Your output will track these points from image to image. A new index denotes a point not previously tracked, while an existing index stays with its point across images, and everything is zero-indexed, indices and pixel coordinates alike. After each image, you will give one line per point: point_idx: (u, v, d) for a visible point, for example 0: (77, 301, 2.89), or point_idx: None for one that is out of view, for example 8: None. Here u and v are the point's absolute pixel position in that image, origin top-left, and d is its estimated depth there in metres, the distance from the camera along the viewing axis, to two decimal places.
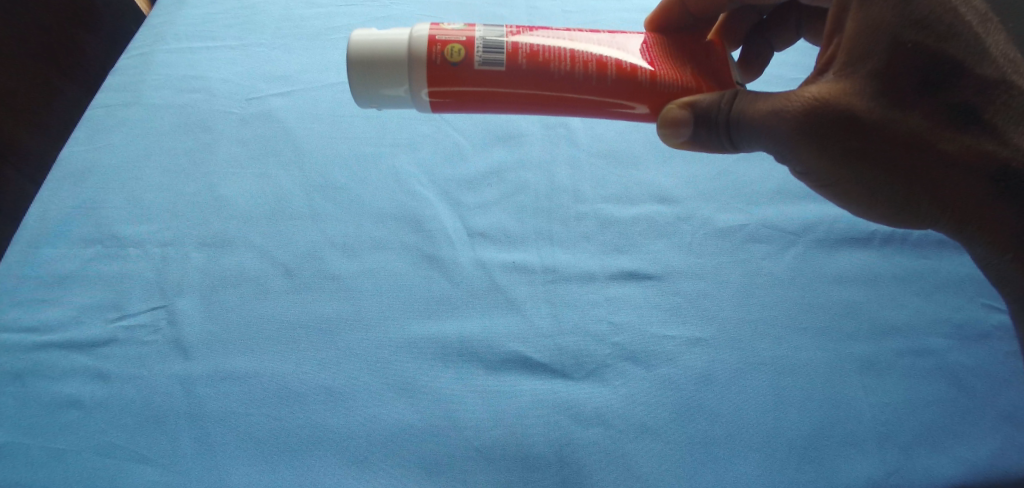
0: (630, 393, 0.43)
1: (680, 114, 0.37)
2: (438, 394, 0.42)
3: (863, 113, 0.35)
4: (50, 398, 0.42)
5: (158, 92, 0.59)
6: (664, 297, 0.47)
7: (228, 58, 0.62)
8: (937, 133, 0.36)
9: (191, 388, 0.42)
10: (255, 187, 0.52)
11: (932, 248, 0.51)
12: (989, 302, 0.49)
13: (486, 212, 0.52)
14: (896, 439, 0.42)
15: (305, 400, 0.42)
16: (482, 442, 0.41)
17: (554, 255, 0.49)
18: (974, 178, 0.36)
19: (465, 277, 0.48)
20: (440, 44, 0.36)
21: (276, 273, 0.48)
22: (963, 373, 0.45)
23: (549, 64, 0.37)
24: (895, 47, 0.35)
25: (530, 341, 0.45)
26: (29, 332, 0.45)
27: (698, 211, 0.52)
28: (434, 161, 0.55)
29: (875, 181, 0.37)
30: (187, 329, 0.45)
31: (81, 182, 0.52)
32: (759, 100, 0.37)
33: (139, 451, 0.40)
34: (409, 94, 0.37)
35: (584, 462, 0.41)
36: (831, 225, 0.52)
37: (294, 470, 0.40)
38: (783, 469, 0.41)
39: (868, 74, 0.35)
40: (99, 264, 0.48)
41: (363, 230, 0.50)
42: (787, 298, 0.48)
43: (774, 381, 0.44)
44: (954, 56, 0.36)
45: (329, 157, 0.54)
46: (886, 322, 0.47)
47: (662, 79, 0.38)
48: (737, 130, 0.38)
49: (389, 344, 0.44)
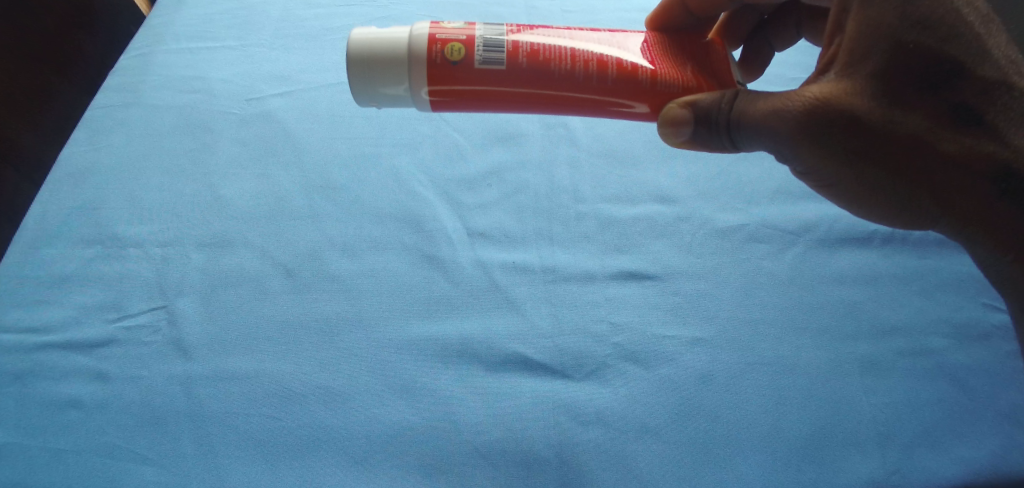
0: (631, 394, 0.43)
1: (680, 113, 0.37)
2: (438, 395, 0.43)
3: (863, 114, 0.35)
4: (51, 399, 0.42)
5: (157, 92, 0.58)
6: (664, 297, 0.47)
7: (227, 57, 0.62)
8: (938, 134, 0.36)
9: (192, 389, 0.42)
10: (254, 187, 0.52)
11: (932, 247, 0.51)
12: (989, 301, 0.49)
13: (486, 212, 0.52)
14: (896, 439, 0.42)
15: (307, 402, 0.42)
16: (482, 443, 0.41)
17: (554, 255, 0.49)
18: (975, 178, 0.36)
19: (465, 279, 0.48)
20: (440, 43, 0.36)
21: (276, 274, 0.48)
22: (963, 373, 0.45)
23: (550, 63, 0.36)
24: (897, 47, 0.35)
25: (531, 342, 0.45)
26: (29, 333, 0.45)
27: (698, 211, 0.52)
28: (434, 161, 0.55)
29: (876, 181, 0.37)
30: (188, 330, 0.45)
31: (80, 182, 0.52)
32: (759, 100, 0.37)
33: (140, 452, 0.40)
34: (409, 92, 0.37)
35: (585, 463, 0.41)
36: (831, 225, 0.52)
37: (296, 471, 0.40)
38: (783, 469, 0.41)
39: (869, 74, 0.35)
40: (98, 265, 0.48)
41: (362, 230, 0.50)
42: (786, 298, 0.48)
43: (774, 381, 0.44)
44: (955, 57, 0.35)
45: (328, 157, 0.54)
46: (886, 322, 0.47)
47: (663, 78, 0.37)
48: (737, 130, 0.37)
49: (389, 346, 0.45)
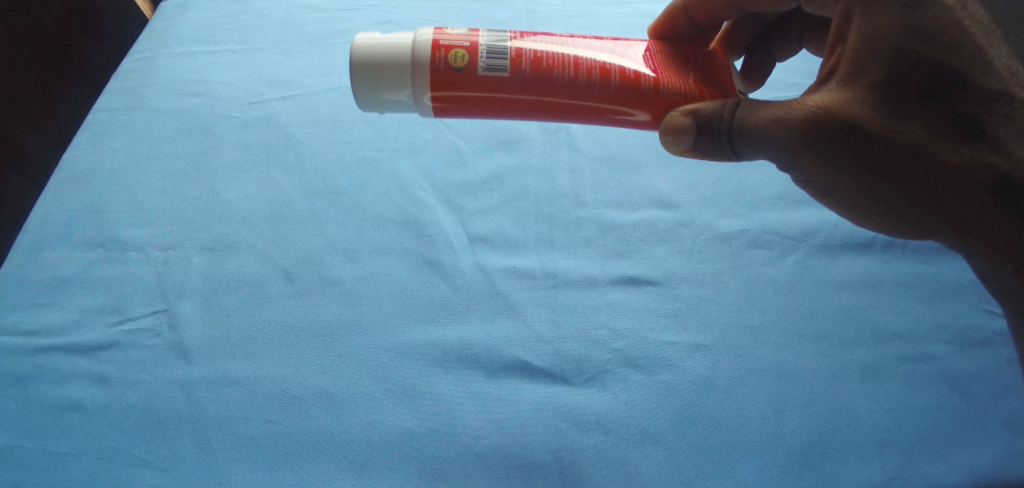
0: (630, 399, 0.43)
1: (682, 121, 0.37)
2: (438, 400, 0.43)
3: (865, 123, 0.35)
4: (52, 402, 0.42)
5: (160, 95, 0.58)
6: (663, 302, 0.48)
7: (230, 61, 0.62)
8: (940, 144, 0.36)
9: (193, 393, 0.42)
10: (256, 191, 0.52)
11: (932, 254, 0.51)
12: (989, 307, 0.49)
13: (486, 217, 0.52)
14: (896, 446, 0.42)
15: (307, 406, 0.42)
16: (482, 448, 0.41)
17: (555, 261, 0.49)
18: (975, 189, 0.36)
19: (466, 284, 0.48)
20: (444, 49, 0.36)
21: (276, 277, 0.48)
22: (963, 379, 0.46)
23: (553, 71, 0.36)
24: (898, 57, 0.35)
25: (531, 347, 0.45)
26: (30, 337, 0.45)
27: (699, 216, 0.52)
28: (435, 166, 0.55)
29: (878, 190, 0.37)
30: (189, 334, 0.45)
31: (82, 185, 0.52)
32: (760, 109, 0.37)
33: (142, 455, 0.40)
34: (411, 98, 0.37)
35: (584, 468, 0.41)
36: (832, 231, 0.52)
37: (295, 475, 0.40)
38: (783, 475, 0.41)
39: (870, 84, 0.35)
40: (100, 268, 0.48)
41: (364, 234, 0.50)
42: (786, 304, 0.48)
43: (774, 386, 0.44)
44: (957, 68, 0.36)
45: (329, 161, 0.54)
46: (886, 328, 0.47)
47: (665, 86, 0.38)
48: (738, 139, 0.38)
49: (390, 350, 0.45)
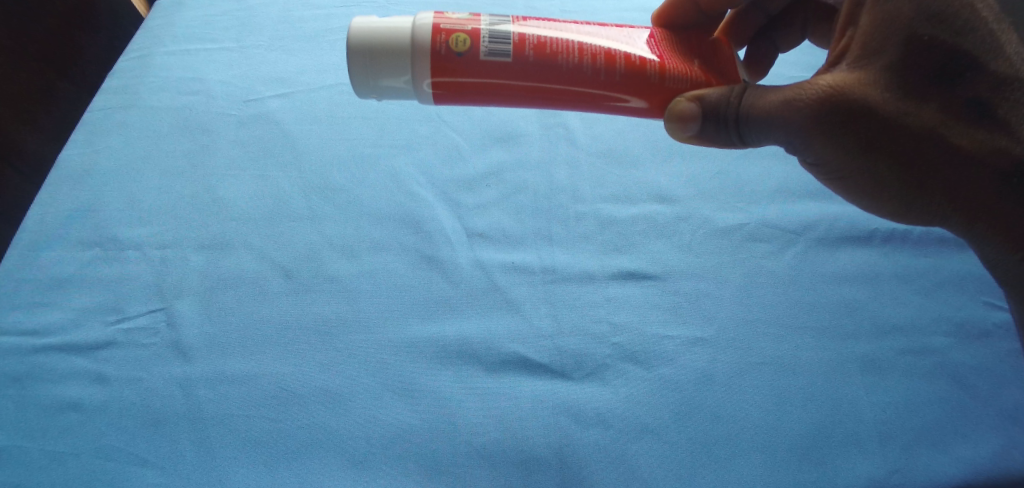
0: (630, 393, 0.43)
1: (687, 107, 0.37)
2: (437, 395, 0.43)
3: (874, 106, 0.35)
4: (50, 401, 0.42)
5: (157, 93, 0.58)
6: (664, 297, 0.47)
7: (228, 59, 0.62)
8: (949, 127, 0.36)
9: (191, 390, 0.42)
10: (254, 188, 0.52)
11: (933, 246, 0.51)
12: (990, 300, 0.49)
13: (485, 212, 0.51)
14: (896, 438, 0.42)
15: (305, 403, 0.42)
16: (482, 443, 0.41)
17: (554, 255, 0.49)
18: (985, 173, 0.36)
19: (464, 279, 0.48)
20: (445, 33, 0.35)
21: (275, 275, 0.47)
22: (963, 371, 0.45)
23: (557, 56, 0.36)
24: (911, 40, 0.35)
25: (530, 342, 0.45)
26: (29, 337, 0.45)
27: (698, 210, 0.52)
28: (434, 161, 0.55)
29: (887, 175, 0.37)
30: (187, 332, 0.45)
31: (80, 184, 0.52)
32: (768, 93, 0.37)
33: (140, 454, 0.40)
34: (410, 84, 0.37)
35: (583, 462, 0.41)
36: (832, 224, 0.52)
37: (294, 471, 0.40)
38: (783, 470, 0.41)
39: (879, 68, 0.35)
40: (98, 267, 0.48)
41: (362, 231, 0.50)
42: (788, 298, 0.47)
43: (774, 379, 0.44)
44: (968, 51, 0.35)
45: (328, 157, 0.54)
46: (887, 321, 0.47)
47: (671, 73, 0.37)
48: (744, 124, 0.38)
49: (389, 346, 0.44)
